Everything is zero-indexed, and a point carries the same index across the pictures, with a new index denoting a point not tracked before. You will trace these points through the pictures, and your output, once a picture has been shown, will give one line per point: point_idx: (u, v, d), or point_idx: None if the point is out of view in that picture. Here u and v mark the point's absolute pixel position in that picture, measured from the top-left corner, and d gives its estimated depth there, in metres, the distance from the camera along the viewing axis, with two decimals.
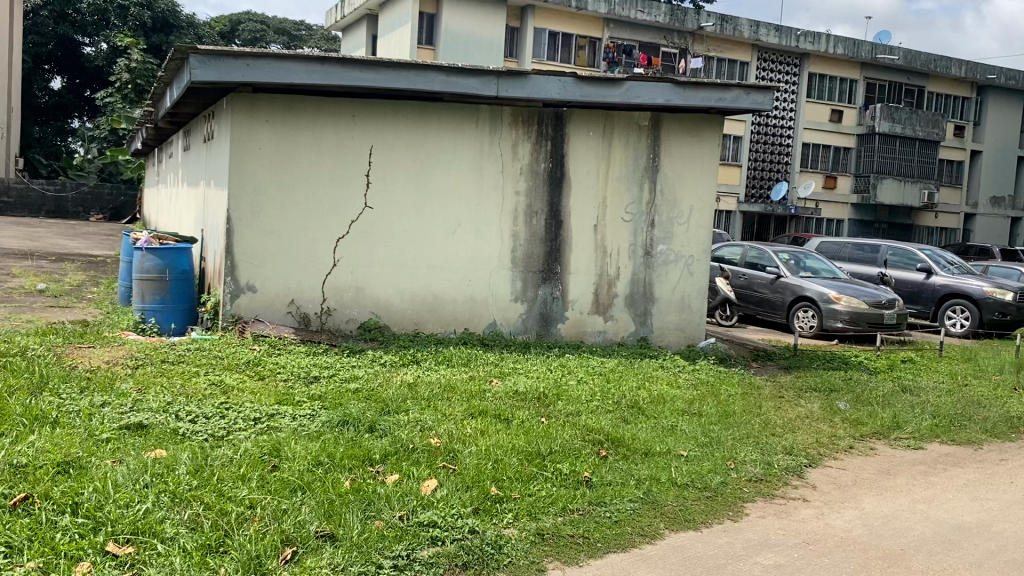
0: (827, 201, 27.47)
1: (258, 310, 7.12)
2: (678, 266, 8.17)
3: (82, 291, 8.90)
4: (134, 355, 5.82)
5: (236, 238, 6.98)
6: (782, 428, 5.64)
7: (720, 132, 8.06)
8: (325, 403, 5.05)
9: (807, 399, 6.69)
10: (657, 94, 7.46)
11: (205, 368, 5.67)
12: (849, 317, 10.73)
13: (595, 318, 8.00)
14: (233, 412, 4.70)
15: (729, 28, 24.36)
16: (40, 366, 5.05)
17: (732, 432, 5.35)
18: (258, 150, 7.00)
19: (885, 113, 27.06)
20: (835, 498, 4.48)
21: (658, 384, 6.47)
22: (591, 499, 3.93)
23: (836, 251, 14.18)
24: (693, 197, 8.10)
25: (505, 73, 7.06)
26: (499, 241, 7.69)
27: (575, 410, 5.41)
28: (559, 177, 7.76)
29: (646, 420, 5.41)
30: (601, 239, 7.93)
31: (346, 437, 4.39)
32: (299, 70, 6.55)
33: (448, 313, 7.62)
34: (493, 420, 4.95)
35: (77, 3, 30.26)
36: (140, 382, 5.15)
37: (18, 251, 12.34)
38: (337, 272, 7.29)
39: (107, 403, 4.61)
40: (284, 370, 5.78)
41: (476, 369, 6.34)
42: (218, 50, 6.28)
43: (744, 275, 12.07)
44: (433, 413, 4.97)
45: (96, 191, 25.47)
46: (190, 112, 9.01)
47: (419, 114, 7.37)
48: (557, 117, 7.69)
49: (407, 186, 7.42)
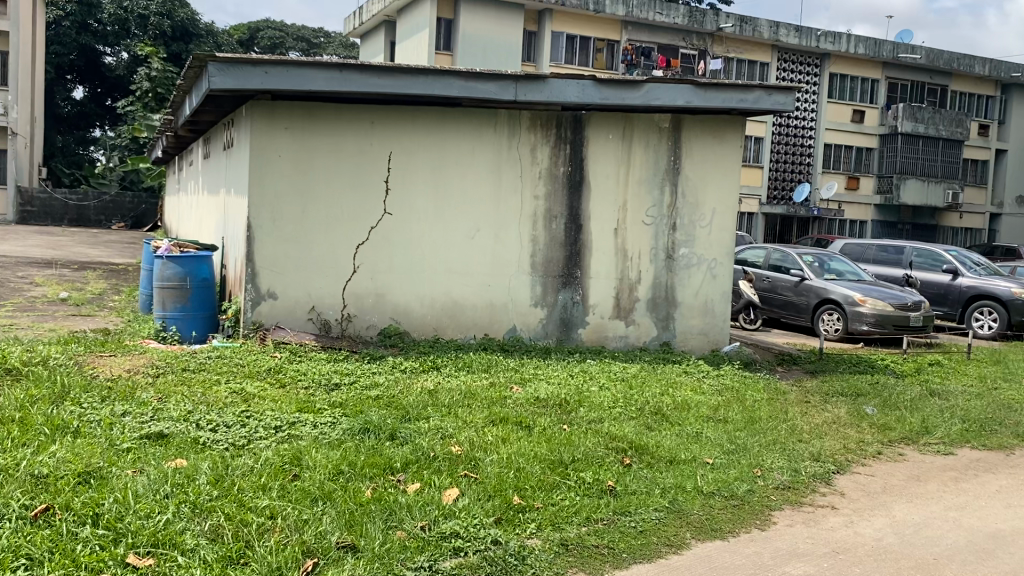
0: (849, 202, 27.22)
1: (279, 317, 7.11)
2: (700, 269, 8.08)
3: (105, 299, 8.94)
4: (155, 363, 5.82)
5: (256, 245, 6.98)
6: (809, 434, 5.55)
7: (741, 133, 7.97)
8: (346, 410, 5.02)
9: (834, 403, 6.58)
10: (678, 96, 7.39)
11: (226, 376, 5.65)
12: (875, 320, 10.58)
13: (616, 322, 7.93)
14: (254, 420, 4.68)
15: (748, 29, 24.21)
16: (62, 375, 5.06)
17: (758, 439, 5.26)
18: (278, 157, 7.00)
19: (908, 113, 26.79)
20: (864, 506, 4.38)
21: (682, 390, 6.39)
22: (615, 509, 3.87)
23: (860, 253, 14.04)
24: (715, 199, 8.02)
25: (523, 77, 7.02)
26: (518, 245, 7.64)
27: (597, 417, 5.34)
28: (579, 180, 7.70)
29: (669, 427, 5.34)
30: (622, 243, 7.87)
31: (367, 445, 4.35)
32: (318, 77, 6.54)
33: (468, 318, 7.58)
34: (515, 428, 4.90)
35: (99, 14, 30.59)
36: (161, 390, 5.14)
37: (41, 260, 12.45)
38: (357, 278, 7.27)
39: (128, 412, 4.61)
40: (305, 377, 5.76)
41: (496, 375, 6.29)
42: (236, 58, 6.28)
43: (767, 278, 11.97)
44: (453, 421, 4.92)
45: (118, 199, 25.69)
46: (210, 120, 9.04)
47: (437, 119, 7.35)
48: (577, 121, 7.64)
49: (426, 191, 7.39)
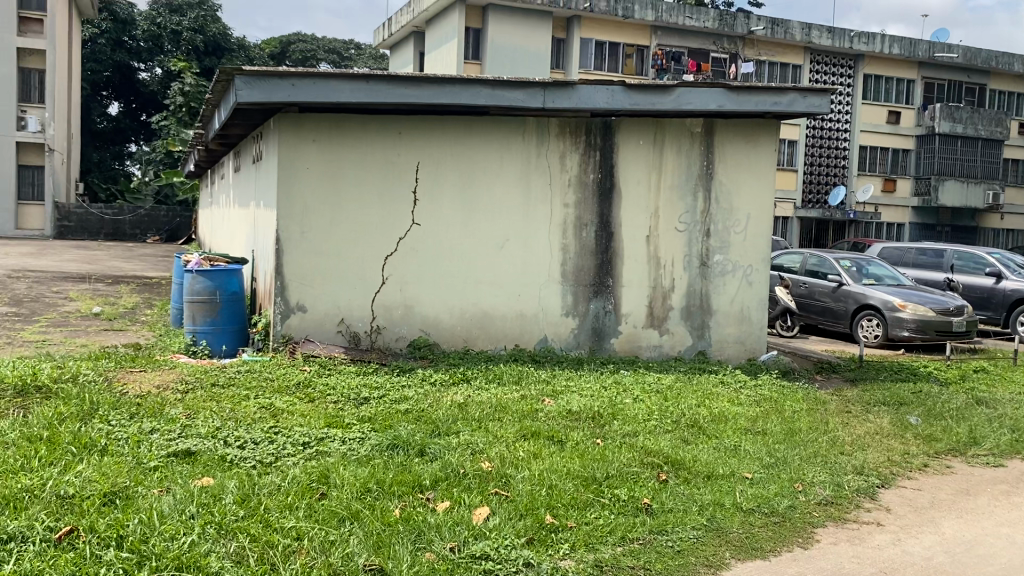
0: (886, 205, 26.75)
1: (308, 330, 7.06)
2: (735, 276, 7.92)
3: (137, 313, 8.98)
4: (184, 378, 5.79)
5: (285, 258, 6.95)
6: (851, 446, 5.36)
7: (776, 137, 7.81)
8: (375, 425, 4.95)
9: (876, 413, 6.38)
10: (710, 100, 7.26)
11: (255, 391, 5.60)
12: (915, 325, 10.30)
13: (650, 332, 7.78)
14: (283, 436, 4.62)
15: (779, 32, 23.93)
16: (91, 391, 5.04)
17: (798, 452, 5.09)
18: (306, 169, 6.96)
19: (945, 113, 26.29)
20: (912, 522, 4.20)
21: (718, 401, 6.23)
22: (651, 528, 3.74)
23: (899, 257, 13.75)
24: (749, 204, 7.86)
25: (551, 84, 6.92)
26: (549, 255, 7.53)
27: (632, 430, 5.21)
28: (609, 188, 7.58)
29: (706, 441, 5.19)
30: (654, 250, 7.73)
31: (396, 462, 4.27)
32: (345, 88, 6.50)
33: (498, 329, 7.48)
34: (547, 442, 4.78)
35: (133, 31, 31.08)
36: (189, 407, 5.10)
37: (76, 275, 12.58)
38: (386, 290, 7.20)
39: (156, 429, 4.57)
40: (334, 391, 5.68)
41: (527, 387, 6.17)
42: (263, 71, 6.26)
43: (805, 284, 11.75)
44: (484, 436, 4.82)
45: (152, 213, 26.01)
46: (239, 133, 9.07)
47: (465, 128, 7.27)
48: (606, 127, 7.52)
49: (455, 200, 7.31)
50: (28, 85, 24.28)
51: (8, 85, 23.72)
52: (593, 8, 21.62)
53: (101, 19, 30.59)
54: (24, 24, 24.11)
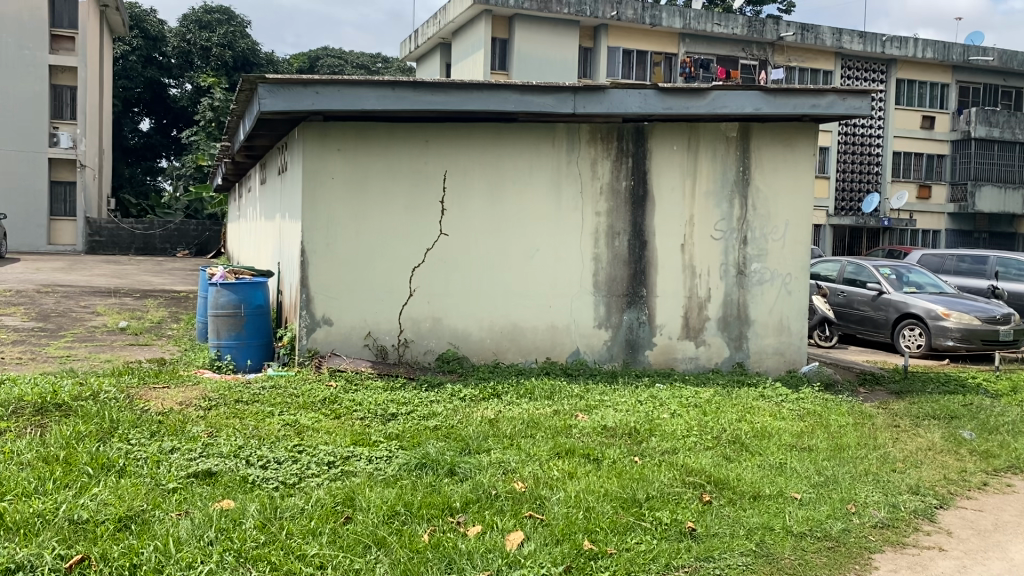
0: (921, 212, 26.21)
1: (334, 344, 6.90)
2: (774, 285, 7.65)
3: (163, 328, 8.89)
4: (207, 395, 5.62)
5: (311, 271, 6.81)
6: (903, 464, 5.08)
7: (815, 141, 7.55)
8: (403, 442, 4.76)
9: (927, 428, 6.07)
10: (746, 103, 7.02)
11: (280, 407, 5.42)
12: (960, 335, 9.95)
13: (685, 343, 7.52)
14: (308, 455, 4.44)
15: (810, 37, 23.59)
16: (111, 409, 4.90)
17: (847, 470, 4.82)
18: (331, 180, 6.82)
19: (981, 117, 25.64)
20: (976, 547, 3.92)
21: (759, 416, 5.97)
22: (697, 554, 3.50)
23: (939, 264, 13.37)
24: (788, 210, 7.60)
25: (582, 88, 6.72)
26: (580, 264, 7.31)
27: (671, 447, 4.97)
28: (642, 195, 7.36)
29: (750, 458, 4.93)
30: (689, 259, 7.48)
31: (425, 483, 4.07)
32: (370, 96, 6.35)
33: (529, 342, 7.27)
34: (582, 461, 4.55)
35: (163, 47, 31.39)
36: (212, 424, 4.94)
37: (105, 290, 12.58)
38: (413, 303, 7.03)
39: (177, 449, 4.41)
40: (361, 408, 5.49)
41: (560, 402, 5.94)
42: (287, 79, 6.13)
43: (843, 292, 11.41)
44: (516, 454, 4.61)
45: (182, 228, 26.15)
46: (265, 145, 8.98)
47: (493, 135, 7.09)
48: (638, 132, 7.30)
49: (483, 209, 7.13)
50: (61, 102, 24.55)
51: (41, 102, 23.97)
52: (621, 16, 21.42)
53: (132, 36, 30.95)
54: (57, 42, 24.42)
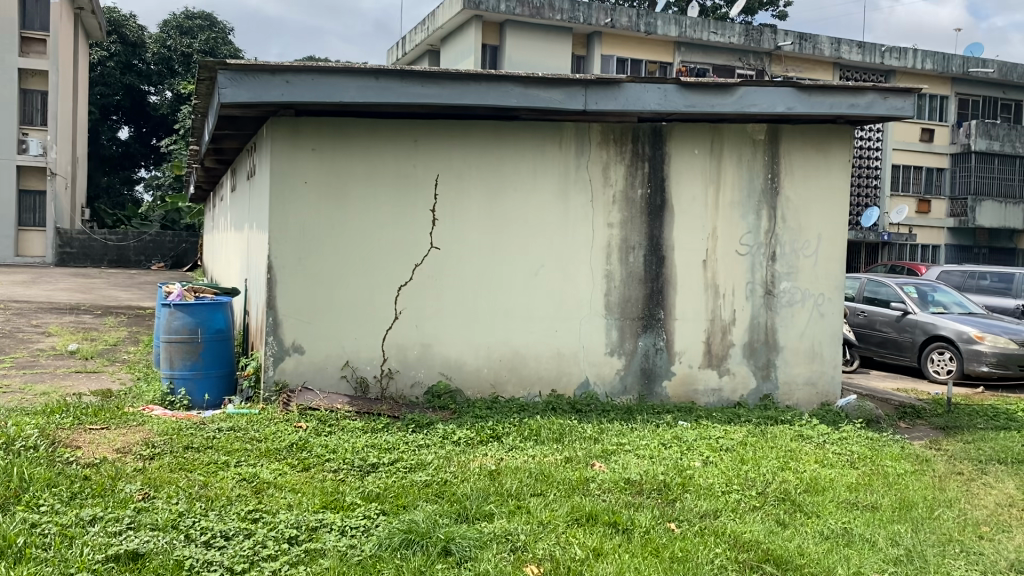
0: (920, 226, 25.51)
1: (306, 376, 5.99)
2: (805, 307, 6.79)
3: (118, 351, 7.94)
4: (151, 440, 4.69)
5: (280, 290, 5.91)
6: (989, 528, 4.21)
7: (850, 145, 6.73)
8: (386, 506, 3.87)
9: (998, 476, 5.21)
10: (777, 101, 6.19)
11: (238, 456, 4.50)
12: (996, 360, 9.17)
13: (707, 373, 6.65)
14: (265, 528, 3.52)
15: (808, 47, 23.02)
16: (24, 464, 3.98)
17: (928, 539, 3.94)
18: (303, 185, 5.93)
19: (981, 130, 25.07)
20: None
21: (803, 462, 5.10)
22: None
23: (961, 283, 12.64)
24: (821, 223, 6.76)
25: (595, 81, 5.86)
26: (589, 283, 6.44)
27: (711, 509, 4.11)
28: (659, 205, 6.50)
29: (806, 523, 4.06)
30: (712, 277, 6.62)
31: (411, 571, 3.17)
32: (349, 87, 5.47)
33: (531, 371, 6.37)
34: (607, 532, 3.67)
35: (143, 53, 30.47)
36: (150, 482, 4.01)
37: (64, 306, 11.61)
38: (399, 327, 6.13)
39: (98, 519, 3.48)
40: (334, 457, 4.57)
41: (573, 447, 5.04)
42: (252, 66, 5.24)
43: (863, 312, 10.62)
44: (525, 522, 3.72)
45: (158, 239, 25.22)
46: (235, 148, 8.09)
47: (492, 134, 6.22)
48: (656, 134, 6.45)
49: (481, 220, 6.25)
50: (32, 108, 23.55)
51: (10, 108, 22.97)
52: (615, 23, 20.64)
53: (110, 42, 29.99)
54: (27, 45, 23.43)
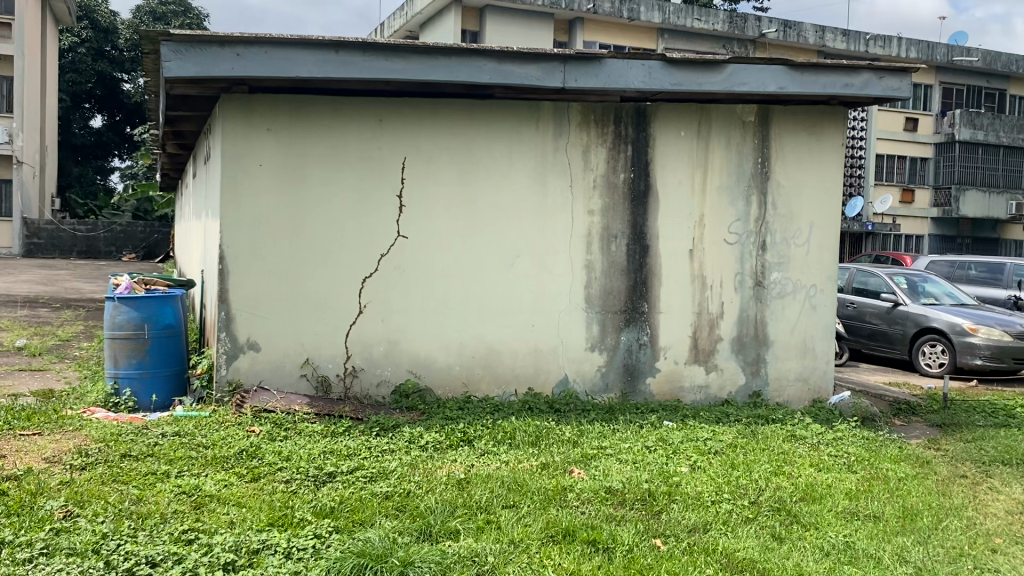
0: (904, 216, 25.34)
1: (262, 375, 5.58)
2: (797, 299, 6.44)
3: (69, 348, 7.47)
4: (84, 447, 4.26)
5: (234, 282, 5.48)
6: (1001, 540, 3.87)
7: (844, 128, 6.36)
8: (339, 522, 3.47)
9: (1004, 480, 4.86)
10: (768, 80, 5.80)
11: (179, 466, 4.09)
12: (990, 352, 8.88)
13: (693, 369, 6.28)
14: (199, 551, 3.10)
15: (792, 35, 22.73)
16: None
17: (936, 553, 3.59)
18: (259, 168, 5.50)
19: (965, 119, 24.81)
20: None
21: (798, 466, 4.74)
22: None
23: (951, 273, 12.37)
24: (813, 210, 6.39)
25: (573, 57, 5.45)
26: (568, 274, 6.05)
27: (700, 522, 3.74)
28: (642, 190, 6.11)
29: (805, 537, 3.69)
30: (698, 267, 6.24)
31: None
32: (308, 61, 5.05)
33: (506, 369, 5.98)
34: (586, 552, 3.29)
35: (115, 40, 29.72)
36: (74, 497, 3.58)
37: (21, 299, 11.11)
38: (365, 322, 5.72)
39: (6, 544, 3.06)
40: (287, 465, 4.16)
41: (549, 451, 4.66)
42: (199, 36, 4.81)
43: (852, 303, 10.21)
44: (494, 541, 3.33)
45: (129, 229, 24.49)
46: (194, 131, 7.63)
47: (464, 114, 5.81)
48: (639, 115, 6.06)
49: (452, 206, 5.84)
50: None
51: None
52: (597, 9, 20.22)
53: (82, 27, 29.30)
54: None
